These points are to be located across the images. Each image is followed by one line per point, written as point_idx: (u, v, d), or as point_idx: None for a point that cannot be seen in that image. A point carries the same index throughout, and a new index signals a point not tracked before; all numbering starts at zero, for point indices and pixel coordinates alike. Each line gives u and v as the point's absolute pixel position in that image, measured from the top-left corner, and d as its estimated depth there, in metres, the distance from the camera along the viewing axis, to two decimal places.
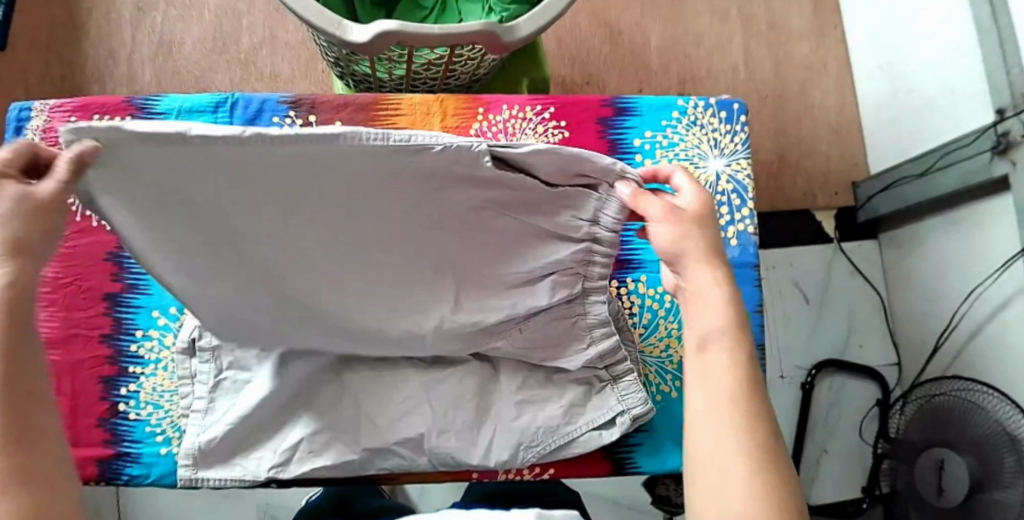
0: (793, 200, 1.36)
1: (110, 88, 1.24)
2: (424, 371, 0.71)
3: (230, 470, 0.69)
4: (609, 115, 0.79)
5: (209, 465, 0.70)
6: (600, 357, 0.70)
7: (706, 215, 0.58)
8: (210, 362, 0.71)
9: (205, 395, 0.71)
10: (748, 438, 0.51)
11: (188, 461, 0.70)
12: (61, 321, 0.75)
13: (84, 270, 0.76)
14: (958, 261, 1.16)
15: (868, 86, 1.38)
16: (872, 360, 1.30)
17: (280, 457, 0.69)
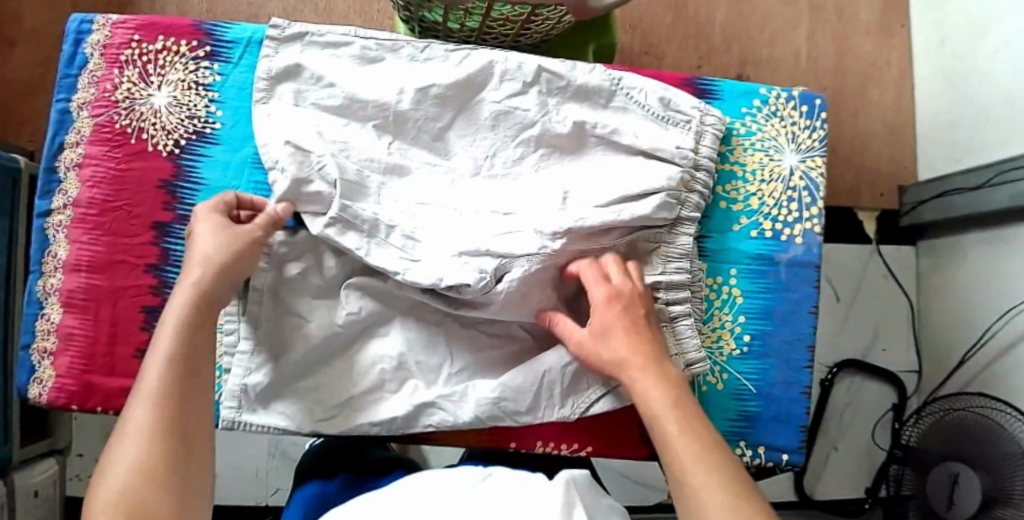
0: (837, 196, 1.34)
1: (158, 4, 1.20)
2: (480, 346, 0.72)
3: (271, 419, 0.68)
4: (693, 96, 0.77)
5: (252, 411, 0.69)
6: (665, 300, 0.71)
7: None
8: (260, 302, 0.68)
9: (251, 337, 0.68)
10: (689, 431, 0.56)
11: (232, 404, 0.69)
12: (106, 246, 0.73)
13: (136, 196, 0.74)
14: (999, 279, 1.16)
15: (928, 88, 1.35)
16: (893, 364, 1.32)
17: (327, 412, 0.69)
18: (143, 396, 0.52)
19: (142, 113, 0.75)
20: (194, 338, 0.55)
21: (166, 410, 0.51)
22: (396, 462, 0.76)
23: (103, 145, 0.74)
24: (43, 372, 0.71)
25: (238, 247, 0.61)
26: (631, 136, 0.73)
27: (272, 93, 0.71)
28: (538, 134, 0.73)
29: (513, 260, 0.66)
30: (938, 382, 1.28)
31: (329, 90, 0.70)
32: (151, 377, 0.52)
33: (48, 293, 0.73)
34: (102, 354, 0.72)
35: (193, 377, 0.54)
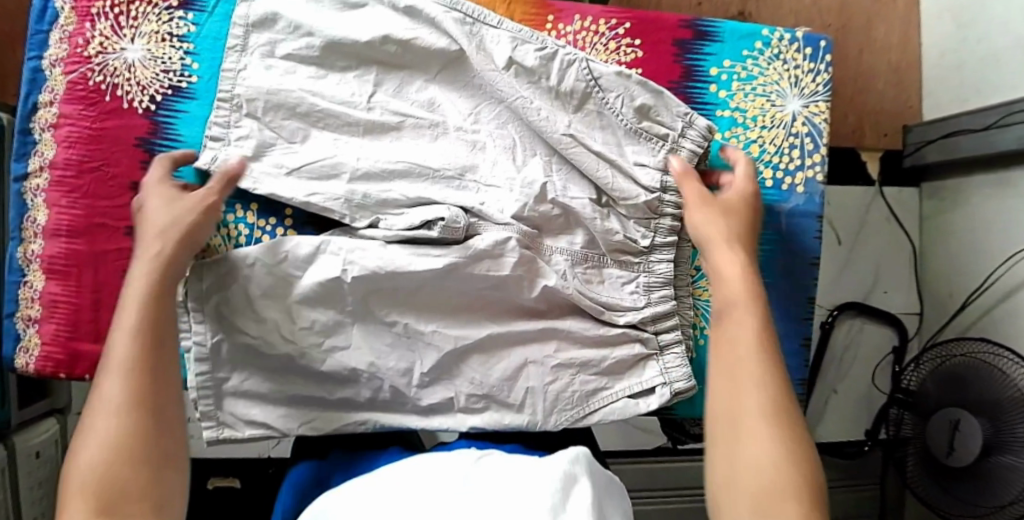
0: (839, 139, 1.31)
1: None
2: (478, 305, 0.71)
3: (276, 384, 0.68)
4: (679, 78, 0.73)
5: (230, 396, 0.68)
6: (648, 286, 0.74)
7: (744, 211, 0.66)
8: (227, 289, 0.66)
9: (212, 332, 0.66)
10: (764, 385, 0.51)
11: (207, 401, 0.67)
12: (84, 209, 0.71)
13: (111, 155, 0.71)
14: (1003, 223, 1.15)
15: (935, 27, 1.28)
16: (894, 308, 1.32)
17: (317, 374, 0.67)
18: (111, 365, 0.51)
19: (116, 68, 0.71)
20: (167, 280, 0.57)
21: (138, 404, 0.49)
22: (391, 440, 0.73)
23: (77, 104, 0.71)
24: (30, 340, 0.70)
25: (191, 216, 0.61)
26: (620, 110, 0.70)
27: (246, 42, 0.67)
28: (528, 91, 0.69)
29: (490, 226, 0.69)
30: (938, 326, 1.28)
31: (306, 39, 0.67)
32: (127, 323, 0.53)
33: (30, 259, 0.71)
34: (87, 320, 0.70)
35: (163, 351, 0.53)
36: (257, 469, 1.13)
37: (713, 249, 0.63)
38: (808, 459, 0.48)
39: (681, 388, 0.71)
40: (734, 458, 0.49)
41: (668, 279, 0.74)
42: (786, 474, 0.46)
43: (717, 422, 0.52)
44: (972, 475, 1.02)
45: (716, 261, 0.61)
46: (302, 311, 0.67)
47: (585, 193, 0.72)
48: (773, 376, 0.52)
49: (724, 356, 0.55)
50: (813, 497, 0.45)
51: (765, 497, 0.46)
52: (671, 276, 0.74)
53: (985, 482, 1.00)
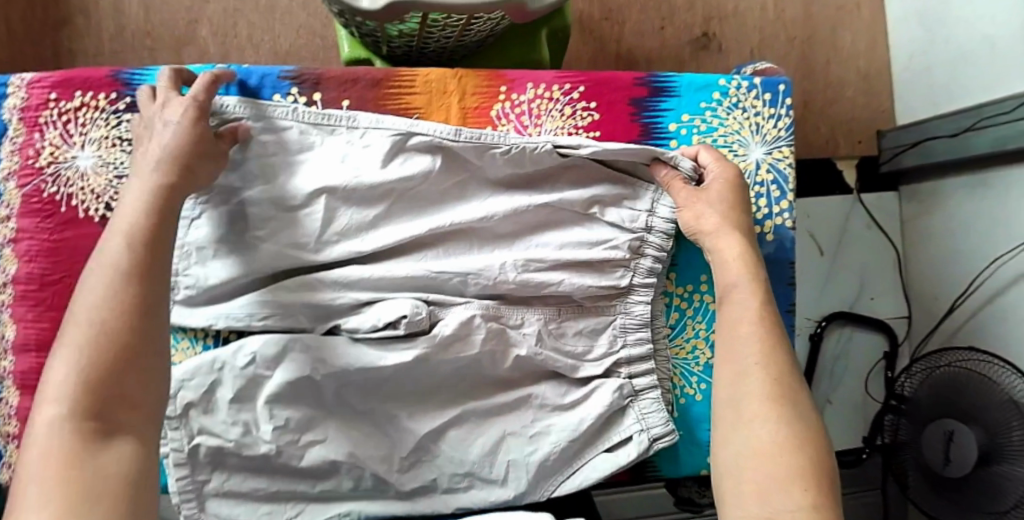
0: (814, 148, 1.30)
1: (95, 21, 1.15)
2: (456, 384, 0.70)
3: (261, 482, 0.66)
4: (639, 136, 0.72)
5: (213, 499, 0.65)
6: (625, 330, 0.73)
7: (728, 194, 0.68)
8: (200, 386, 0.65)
9: (185, 434, 0.64)
10: (777, 391, 0.55)
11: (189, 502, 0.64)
12: (52, 321, 0.70)
13: (73, 265, 0.70)
14: (983, 225, 1.15)
15: (901, 31, 1.28)
16: (882, 314, 1.32)
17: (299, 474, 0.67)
18: (108, 263, 0.51)
19: (70, 177, 0.70)
20: (154, 232, 0.54)
21: (109, 370, 0.47)
22: None
23: (34, 217, 0.70)
24: (11, 457, 0.69)
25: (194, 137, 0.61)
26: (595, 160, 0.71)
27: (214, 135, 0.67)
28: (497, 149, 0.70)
29: (452, 308, 0.69)
30: (927, 329, 1.28)
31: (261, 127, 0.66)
32: (117, 255, 0.52)
33: (2, 376, 0.70)
34: None
35: (160, 261, 0.53)
36: None
37: (716, 243, 0.66)
38: (815, 443, 0.52)
39: (659, 434, 0.71)
40: (737, 446, 0.53)
41: (645, 322, 0.73)
42: (789, 461, 0.50)
43: (724, 417, 0.56)
44: (971, 484, 1.02)
45: (717, 246, 0.65)
46: (273, 410, 0.65)
47: (554, 250, 0.71)
48: (785, 387, 0.55)
49: (731, 342, 0.60)
50: (817, 475, 0.50)
51: (768, 485, 0.50)
52: (648, 318, 0.73)
53: (984, 491, 1.01)
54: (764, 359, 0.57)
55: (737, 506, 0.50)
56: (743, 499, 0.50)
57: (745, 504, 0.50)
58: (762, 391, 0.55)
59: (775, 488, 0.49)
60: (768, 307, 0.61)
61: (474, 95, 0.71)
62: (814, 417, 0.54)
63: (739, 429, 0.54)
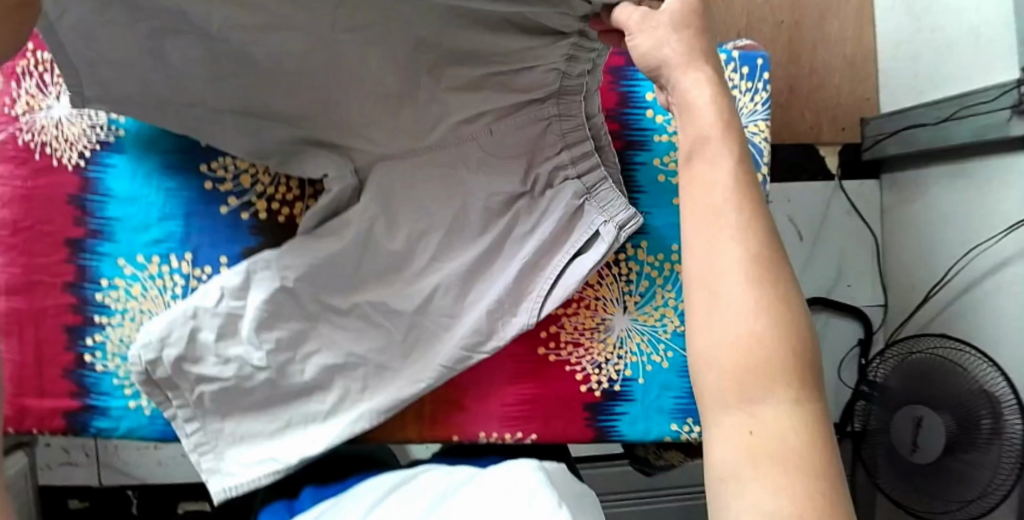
0: (798, 135, 1.30)
1: None
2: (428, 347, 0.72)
3: (261, 420, 0.69)
4: (613, 104, 0.74)
5: (228, 447, 0.69)
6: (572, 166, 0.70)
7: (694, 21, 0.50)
8: (182, 344, 0.66)
9: (186, 392, 0.67)
10: (760, 261, 0.40)
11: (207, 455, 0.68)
12: (22, 268, 0.70)
13: (46, 213, 0.70)
14: (961, 215, 1.16)
15: (889, 18, 1.27)
16: (858, 300, 1.33)
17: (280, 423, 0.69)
18: None
19: (44, 126, 0.70)
20: None
21: None
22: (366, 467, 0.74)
23: (7, 163, 0.69)
24: None
25: None
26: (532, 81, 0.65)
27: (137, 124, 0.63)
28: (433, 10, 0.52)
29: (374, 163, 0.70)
30: (901, 317, 1.30)
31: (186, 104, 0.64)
32: None
33: None
34: (32, 377, 0.70)
35: None
36: None
37: (681, 84, 0.49)
38: (795, 319, 0.39)
39: (624, 222, 0.70)
40: (710, 335, 0.40)
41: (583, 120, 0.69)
42: (778, 351, 0.38)
43: (692, 295, 0.42)
44: (935, 468, 1.05)
45: (684, 89, 0.49)
46: (260, 336, 0.67)
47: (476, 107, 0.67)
48: (768, 257, 0.41)
49: (696, 205, 0.44)
50: (809, 366, 0.38)
51: (749, 378, 0.38)
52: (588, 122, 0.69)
53: (948, 477, 1.03)
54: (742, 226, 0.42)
55: (714, 404, 0.38)
56: (720, 395, 0.38)
57: (723, 402, 0.38)
58: (743, 263, 0.40)
59: (753, 392, 0.37)
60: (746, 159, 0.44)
61: None
62: (802, 295, 0.40)
63: (712, 312, 0.40)
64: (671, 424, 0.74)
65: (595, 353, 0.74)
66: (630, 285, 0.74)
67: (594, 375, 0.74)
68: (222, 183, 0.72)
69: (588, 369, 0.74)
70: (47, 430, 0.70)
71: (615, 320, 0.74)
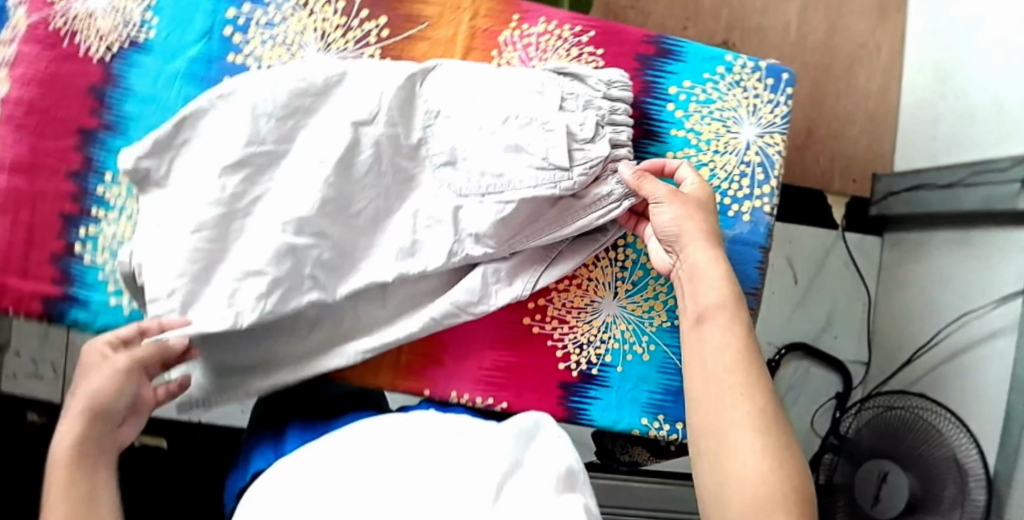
0: (810, 178, 1.32)
1: None
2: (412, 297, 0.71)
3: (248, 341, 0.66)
4: (639, 90, 0.73)
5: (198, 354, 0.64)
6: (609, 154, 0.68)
7: (706, 206, 0.64)
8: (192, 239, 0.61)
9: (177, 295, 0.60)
10: (756, 417, 0.51)
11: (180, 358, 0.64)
12: (29, 148, 0.69)
13: (64, 99, 0.70)
14: (959, 282, 1.16)
15: (916, 79, 1.30)
16: (843, 352, 1.33)
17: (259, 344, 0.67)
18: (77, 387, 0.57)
19: (77, 15, 0.71)
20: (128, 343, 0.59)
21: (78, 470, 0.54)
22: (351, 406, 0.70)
23: (36, 45, 0.70)
24: None
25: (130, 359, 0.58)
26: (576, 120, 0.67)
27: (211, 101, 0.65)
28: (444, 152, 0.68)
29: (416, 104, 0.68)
30: (883, 376, 1.29)
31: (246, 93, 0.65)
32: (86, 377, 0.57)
33: None
34: (18, 257, 0.69)
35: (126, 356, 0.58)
36: (185, 434, 1.11)
37: (689, 252, 0.61)
38: (789, 449, 0.50)
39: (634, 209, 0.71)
40: (719, 479, 0.51)
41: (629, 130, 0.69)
42: (774, 493, 0.48)
43: (703, 448, 0.53)
44: None
45: (693, 264, 0.61)
46: None
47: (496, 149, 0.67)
48: (768, 414, 0.52)
49: (700, 370, 0.56)
50: (800, 505, 0.48)
51: (753, 517, 0.47)
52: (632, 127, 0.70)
53: None
54: (745, 387, 0.53)
55: None
56: None
57: None
58: (747, 420, 0.51)
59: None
60: (744, 331, 0.56)
61: (485, 16, 0.73)
62: (797, 443, 0.51)
63: (722, 461, 0.51)
64: (641, 418, 0.73)
65: (579, 333, 0.73)
66: (622, 272, 0.74)
67: (574, 355, 0.73)
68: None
69: (569, 347, 0.73)
70: (23, 313, 0.69)
71: (603, 303, 0.74)
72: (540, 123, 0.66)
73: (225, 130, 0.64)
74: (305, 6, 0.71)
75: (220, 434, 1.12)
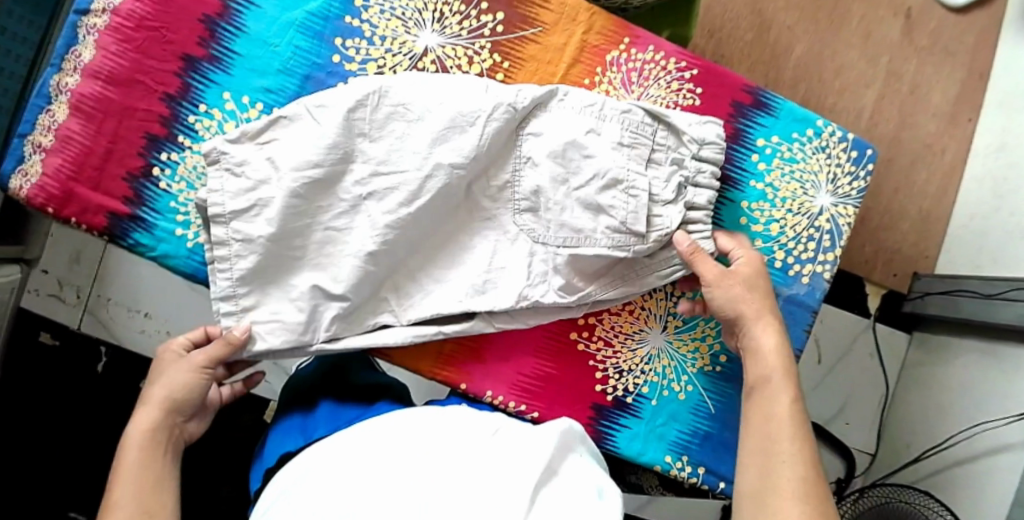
0: (852, 262, 1.33)
1: None
2: None
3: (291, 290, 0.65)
4: (727, 136, 0.74)
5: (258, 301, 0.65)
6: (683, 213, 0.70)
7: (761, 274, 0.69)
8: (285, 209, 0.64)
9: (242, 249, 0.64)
10: (796, 488, 0.58)
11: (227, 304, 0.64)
12: (130, 63, 0.70)
13: (175, 21, 0.71)
14: (976, 393, 1.15)
15: (974, 191, 1.29)
16: (850, 440, 1.33)
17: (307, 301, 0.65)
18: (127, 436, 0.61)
19: None
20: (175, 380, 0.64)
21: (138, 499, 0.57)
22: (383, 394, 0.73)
23: None
24: (30, 166, 0.69)
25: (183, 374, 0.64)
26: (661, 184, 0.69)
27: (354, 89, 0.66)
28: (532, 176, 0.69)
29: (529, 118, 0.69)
30: (888, 470, 1.29)
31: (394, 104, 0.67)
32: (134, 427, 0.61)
33: (59, 91, 0.70)
34: (93, 167, 0.70)
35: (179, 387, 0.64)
36: None
37: (746, 329, 0.68)
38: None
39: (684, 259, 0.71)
40: None
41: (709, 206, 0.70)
42: None
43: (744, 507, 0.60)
44: None
45: (758, 335, 0.67)
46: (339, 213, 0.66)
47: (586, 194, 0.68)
48: (810, 488, 0.58)
49: (753, 437, 0.63)
50: None
51: None
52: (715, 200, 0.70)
53: None
54: (792, 460, 0.60)
55: None
56: None
57: None
58: (788, 487, 0.58)
59: None
60: (798, 410, 0.63)
61: (598, 33, 0.74)
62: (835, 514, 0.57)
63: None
64: (666, 455, 0.74)
65: (620, 359, 0.74)
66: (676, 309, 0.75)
67: (612, 379, 0.74)
68: (350, 62, 0.73)
69: (609, 370, 0.74)
70: (86, 224, 0.70)
71: (650, 334, 0.75)
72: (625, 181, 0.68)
73: (321, 126, 0.65)
74: None
75: None
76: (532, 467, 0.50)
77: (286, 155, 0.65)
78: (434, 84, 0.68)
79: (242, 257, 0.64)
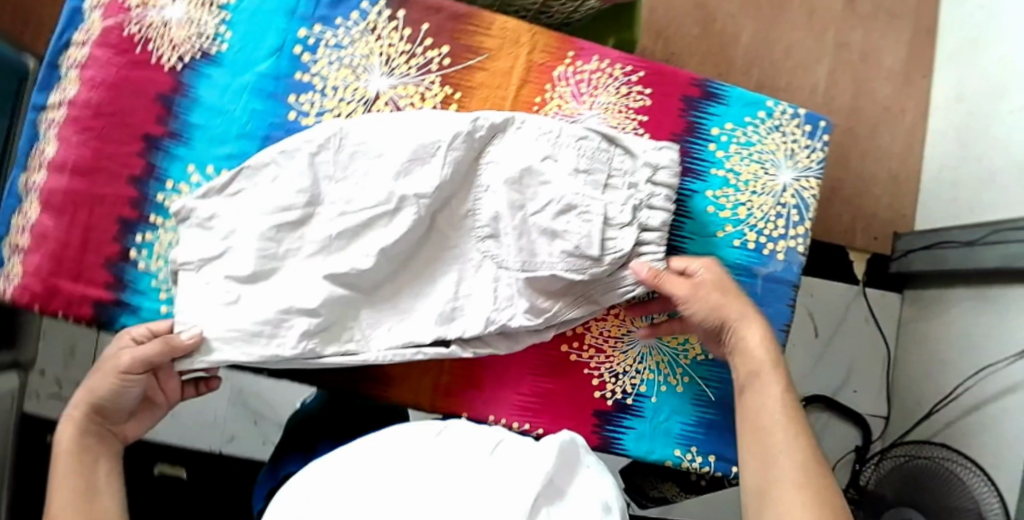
0: (833, 232, 1.34)
1: None
2: None
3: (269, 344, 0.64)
4: (682, 131, 0.76)
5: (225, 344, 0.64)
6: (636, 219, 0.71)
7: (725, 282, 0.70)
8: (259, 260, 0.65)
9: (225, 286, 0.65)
10: (798, 480, 0.60)
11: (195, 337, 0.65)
12: (93, 151, 0.72)
13: (131, 104, 0.73)
14: (977, 339, 1.17)
15: (940, 142, 1.33)
16: (861, 407, 1.33)
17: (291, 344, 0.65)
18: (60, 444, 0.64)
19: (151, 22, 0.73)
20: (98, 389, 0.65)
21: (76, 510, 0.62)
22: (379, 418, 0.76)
23: (109, 49, 0.72)
24: (12, 268, 0.70)
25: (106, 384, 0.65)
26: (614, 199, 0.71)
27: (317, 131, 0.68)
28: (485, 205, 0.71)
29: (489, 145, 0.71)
30: (904, 430, 1.29)
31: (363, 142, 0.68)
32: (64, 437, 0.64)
33: (30, 189, 0.72)
34: (71, 259, 0.71)
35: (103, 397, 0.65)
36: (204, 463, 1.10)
37: (727, 333, 0.70)
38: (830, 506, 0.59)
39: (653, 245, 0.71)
40: None
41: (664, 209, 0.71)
42: None
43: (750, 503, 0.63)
44: None
45: (741, 334, 0.69)
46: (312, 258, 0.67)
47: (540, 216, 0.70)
48: (809, 476, 0.60)
49: (750, 433, 0.66)
50: None
51: None
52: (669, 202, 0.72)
53: None
54: (790, 451, 0.62)
55: None
56: None
57: None
58: (789, 479, 0.61)
59: None
60: (790, 401, 0.65)
61: (542, 51, 0.76)
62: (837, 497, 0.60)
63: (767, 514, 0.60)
64: (674, 449, 0.74)
65: (614, 363, 0.75)
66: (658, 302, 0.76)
67: (609, 384, 0.75)
68: (305, 116, 0.75)
69: (605, 376, 0.75)
70: (73, 316, 0.70)
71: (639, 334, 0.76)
72: (576, 198, 0.70)
73: (287, 171, 0.67)
74: (372, 32, 0.75)
75: (239, 464, 1.11)
76: (534, 479, 0.50)
77: (254, 209, 0.66)
78: (395, 122, 0.69)
79: (218, 314, 0.65)
